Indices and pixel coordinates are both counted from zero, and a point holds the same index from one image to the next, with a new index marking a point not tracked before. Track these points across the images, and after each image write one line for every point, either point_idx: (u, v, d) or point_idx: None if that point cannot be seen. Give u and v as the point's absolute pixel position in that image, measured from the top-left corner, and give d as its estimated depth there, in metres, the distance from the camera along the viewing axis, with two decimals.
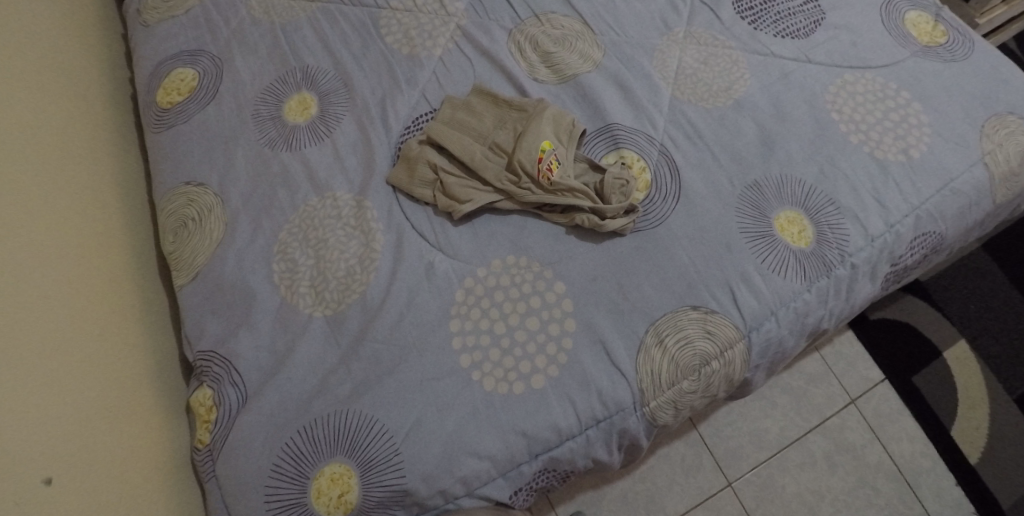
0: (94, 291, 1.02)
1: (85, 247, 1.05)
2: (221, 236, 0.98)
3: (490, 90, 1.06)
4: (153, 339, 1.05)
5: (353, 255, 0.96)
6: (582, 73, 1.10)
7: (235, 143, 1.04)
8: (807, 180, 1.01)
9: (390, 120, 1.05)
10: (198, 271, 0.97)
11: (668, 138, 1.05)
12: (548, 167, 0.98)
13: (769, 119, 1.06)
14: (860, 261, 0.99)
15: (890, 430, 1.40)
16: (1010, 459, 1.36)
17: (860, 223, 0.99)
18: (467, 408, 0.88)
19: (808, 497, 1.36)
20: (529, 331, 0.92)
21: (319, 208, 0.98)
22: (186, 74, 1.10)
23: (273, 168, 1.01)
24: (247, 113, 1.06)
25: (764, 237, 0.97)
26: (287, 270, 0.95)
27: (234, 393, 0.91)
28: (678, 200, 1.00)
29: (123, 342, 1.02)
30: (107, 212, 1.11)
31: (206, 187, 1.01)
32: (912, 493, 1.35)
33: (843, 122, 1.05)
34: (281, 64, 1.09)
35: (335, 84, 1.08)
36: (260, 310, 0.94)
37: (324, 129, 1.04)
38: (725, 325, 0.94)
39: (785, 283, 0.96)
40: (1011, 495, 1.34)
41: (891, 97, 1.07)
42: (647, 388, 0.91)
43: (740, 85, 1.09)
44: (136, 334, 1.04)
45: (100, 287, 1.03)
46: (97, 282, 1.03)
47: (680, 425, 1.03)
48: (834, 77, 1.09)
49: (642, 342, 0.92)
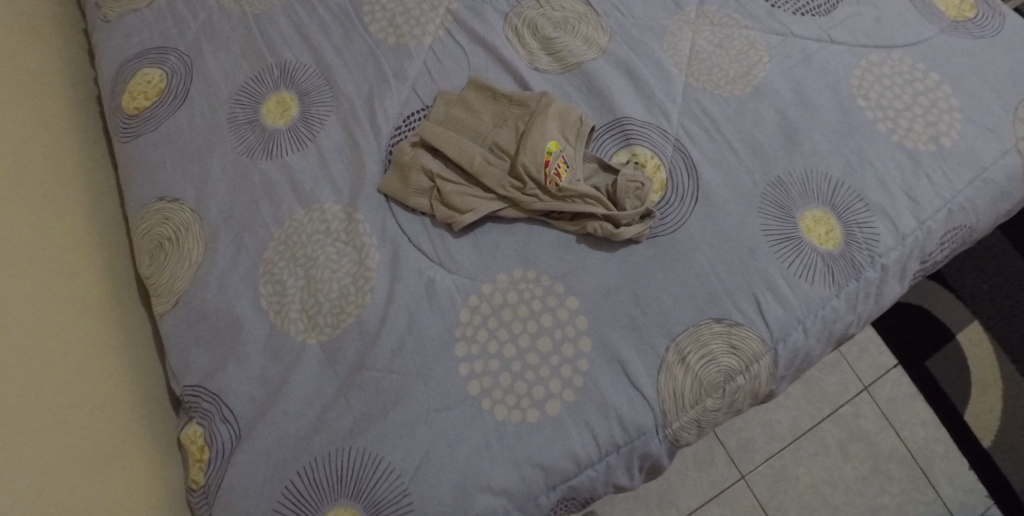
0: (74, 334, 0.95)
1: (68, 279, 0.98)
2: (201, 257, 0.90)
3: (488, 84, 0.97)
4: (137, 369, 0.98)
5: (346, 274, 0.88)
6: (588, 61, 1.01)
7: (211, 153, 0.94)
8: (833, 175, 0.94)
9: (379, 120, 0.96)
10: (178, 298, 0.89)
11: (683, 131, 0.98)
12: (555, 171, 0.90)
13: (792, 107, 0.98)
14: (891, 262, 0.93)
15: (904, 416, 1.35)
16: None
17: (891, 221, 0.93)
18: (478, 440, 0.82)
19: (822, 487, 1.32)
20: (541, 353, 0.85)
21: (305, 222, 0.90)
22: (152, 75, 1.00)
23: (254, 179, 0.92)
24: (222, 117, 0.96)
25: (789, 239, 0.91)
26: (274, 293, 0.88)
27: (226, 430, 0.84)
28: (697, 200, 0.93)
29: (102, 382, 0.95)
30: (79, 226, 1.03)
31: (182, 203, 0.93)
32: (926, 479, 1.32)
33: (870, 109, 0.98)
34: (257, 59, 0.99)
35: (318, 82, 0.98)
36: (247, 338, 0.86)
37: (308, 134, 0.95)
38: (751, 338, 0.88)
39: (812, 289, 0.90)
40: None
41: (920, 79, 1.00)
42: (669, 408, 0.86)
43: (759, 70, 1.01)
44: (116, 368, 0.97)
45: (83, 322, 0.97)
46: (79, 300, 0.98)
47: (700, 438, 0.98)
48: (859, 58, 1.01)
49: (663, 359, 0.86)
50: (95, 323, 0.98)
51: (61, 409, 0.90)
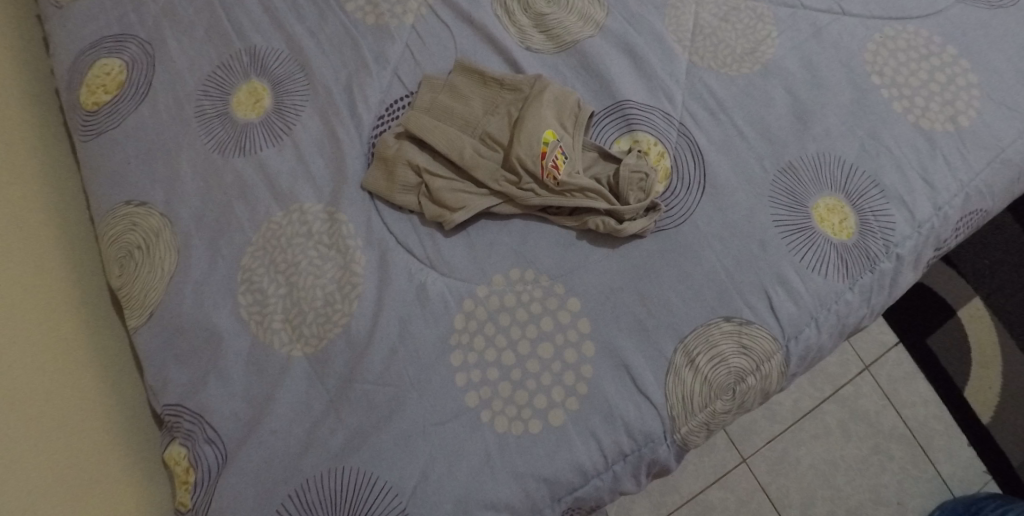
0: (48, 367, 0.90)
1: (47, 287, 0.94)
2: (173, 266, 0.83)
3: (476, 67, 0.91)
4: (115, 381, 0.93)
5: (331, 280, 0.82)
6: (584, 39, 0.95)
7: (178, 150, 0.87)
8: (846, 159, 0.90)
9: (360, 110, 0.89)
10: (151, 311, 0.83)
11: (687, 114, 0.92)
12: (553, 163, 0.84)
13: (802, 87, 0.93)
14: (906, 252, 0.88)
15: (903, 394, 1.33)
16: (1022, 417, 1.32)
17: (907, 208, 0.89)
18: (479, 454, 0.78)
19: (823, 468, 1.30)
20: (542, 360, 0.81)
21: (285, 225, 0.84)
22: (111, 65, 0.92)
23: (227, 178, 0.86)
24: (189, 110, 0.89)
25: (802, 230, 0.86)
26: (255, 302, 0.82)
27: (212, 451, 0.80)
28: (704, 190, 0.88)
29: (81, 411, 0.90)
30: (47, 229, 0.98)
31: (151, 207, 0.86)
32: (926, 457, 1.30)
33: (885, 87, 0.93)
34: (224, 45, 0.92)
35: (292, 69, 0.91)
36: (229, 352, 0.81)
37: (283, 127, 0.88)
38: (761, 337, 0.83)
39: (825, 282, 0.85)
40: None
41: (936, 54, 0.94)
42: (678, 414, 0.81)
43: (767, 46, 0.95)
44: (94, 390, 0.92)
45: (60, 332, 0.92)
46: (57, 308, 0.94)
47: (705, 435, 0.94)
48: (872, 32, 0.96)
49: (671, 362, 0.82)
50: (69, 347, 0.92)
51: (46, 453, 0.86)
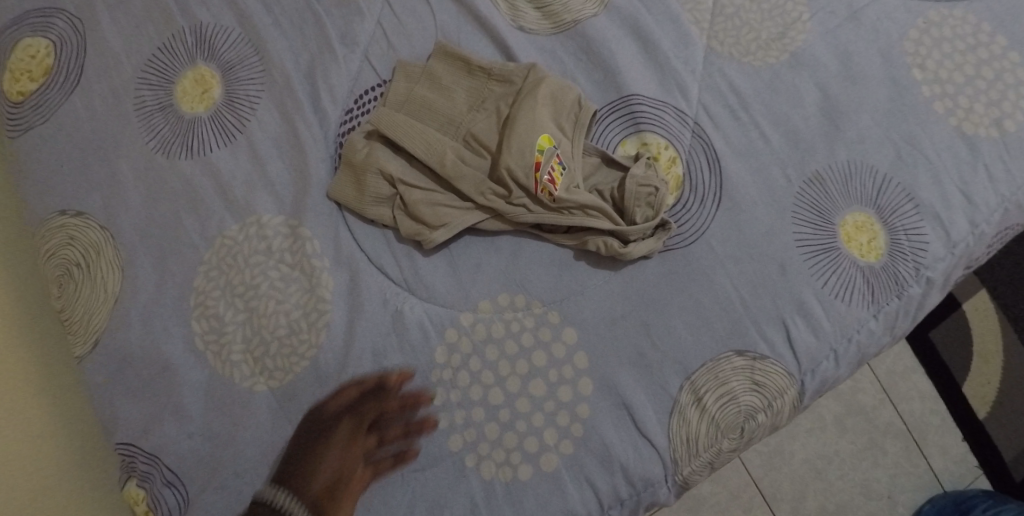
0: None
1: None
2: (117, 288, 0.75)
3: (460, 53, 0.79)
4: (58, 407, 0.84)
5: (296, 306, 0.74)
6: (586, 18, 0.83)
7: (117, 150, 0.78)
8: (879, 168, 0.80)
9: (324, 103, 0.79)
10: (95, 339, 0.74)
11: (703, 111, 0.81)
12: (550, 176, 0.73)
13: (835, 80, 0.82)
14: (938, 275, 0.80)
15: (901, 389, 1.17)
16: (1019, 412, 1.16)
17: (942, 226, 0.80)
18: (463, 503, 0.71)
19: (817, 463, 1.15)
20: (534, 399, 0.73)
21: (241, 240, 0.75)
22: (36, 47, 0.81)
23: (173, 184, 0.77)
24: (128, 102, 0.79)
25: (826, 250, 0.77)
26: (211, 331, 0.74)
27: (172, 495, 0.72)
28: (720, 202, 0.78)
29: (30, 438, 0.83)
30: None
31: (88, 217, 0.76)
32: (918, 450, 1.15)
33: (926, 83, 0.82)
34: (165, 22, 0.81)
35: (244, 51, 0.80)
36: (184, 387, 0.73)
37: (236, 123, 0.78)
38: (776, 372, 0.76)
39: (848, 311, 0.77)
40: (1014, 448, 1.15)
41: (983, 44, 0.83)
42: (681, 456, 0.74)
43: (798, 30, 0.83)
44: (45, 416, 0.83)
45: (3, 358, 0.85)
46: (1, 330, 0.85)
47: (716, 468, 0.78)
48: (915, 16, 0.84)
49: (676, 401, 0.74)
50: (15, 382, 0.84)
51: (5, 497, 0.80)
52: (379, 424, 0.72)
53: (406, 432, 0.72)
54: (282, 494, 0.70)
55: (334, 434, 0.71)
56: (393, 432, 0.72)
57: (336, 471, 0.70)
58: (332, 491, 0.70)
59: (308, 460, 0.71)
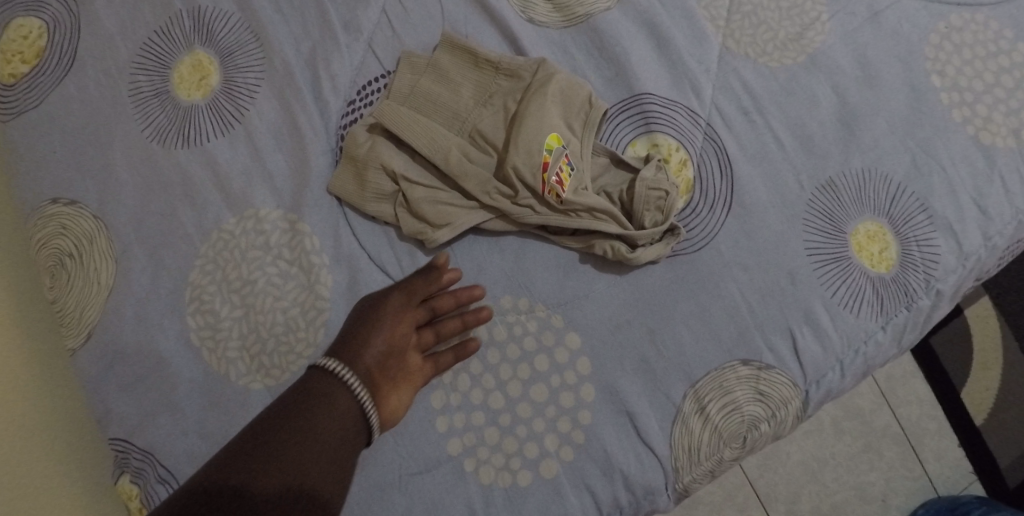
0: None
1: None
2: (111, 280, 0.74)
3: (467, 44, 0.77)
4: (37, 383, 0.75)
5: (293, 303, 0.72)
6: (599, 12, 0.81)
7: (112, 137, 0.77)
8: (894, 177, 0.78)
9: (326, 94, 0.77)
10: (88, 332, 0.73)
11: (717, 113, 0.79)
12: (557, 178, 0.71)
13: (852, 84, 0.80)
14: (949, 287, 0.77)
15: (899, 393, 1.10)
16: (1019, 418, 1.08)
17: (955, 238, 0.78)
18: (461, 507, 0.70)
19: (812, 464, 1.08)
20: (535, 404, 0.72)
21: (237, 234, 0.74)
22: (29, 27, 0.80)
23: (169, 175, 0.76)
24: (123, 87, 0.78)
25: (837, 260, 0.76)
26: (207, 327, 0.72)
27: (165, 492, 0.70)
28: (730, 207, 0.76)
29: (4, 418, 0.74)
30: None
31: (82, 207, 0.76)
32: (913, 453, 1.08)
33: (945, 90, 0.80)
34: (162, 6, 0.79)
35: (243, 37, 0.78)
36: (178, 383, 0.72)
37: (233, 112, 0.76)
38: (781, 383, 0.74)
39: (856, 322, 0.76)
40: (1011, 453, 1.08)
41: (1004, 51, 0.81)
42: (682, 465, 0.72)
43: (816, 31, 0.81)
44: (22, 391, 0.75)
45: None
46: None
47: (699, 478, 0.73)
48: (936, 20, 0.82)
49: (678, 410, 0.73)
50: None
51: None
52: (433, 315, 0.72)
53: (462, 323, 0.72)
54: (334, 363, 0.64)
55: (386, 308, 0.69)
56: (449, 325, 0.72)
57: (390, 345, 0.67)
58: (386, 367, 0.67)
59: (357, 335, 0.67)
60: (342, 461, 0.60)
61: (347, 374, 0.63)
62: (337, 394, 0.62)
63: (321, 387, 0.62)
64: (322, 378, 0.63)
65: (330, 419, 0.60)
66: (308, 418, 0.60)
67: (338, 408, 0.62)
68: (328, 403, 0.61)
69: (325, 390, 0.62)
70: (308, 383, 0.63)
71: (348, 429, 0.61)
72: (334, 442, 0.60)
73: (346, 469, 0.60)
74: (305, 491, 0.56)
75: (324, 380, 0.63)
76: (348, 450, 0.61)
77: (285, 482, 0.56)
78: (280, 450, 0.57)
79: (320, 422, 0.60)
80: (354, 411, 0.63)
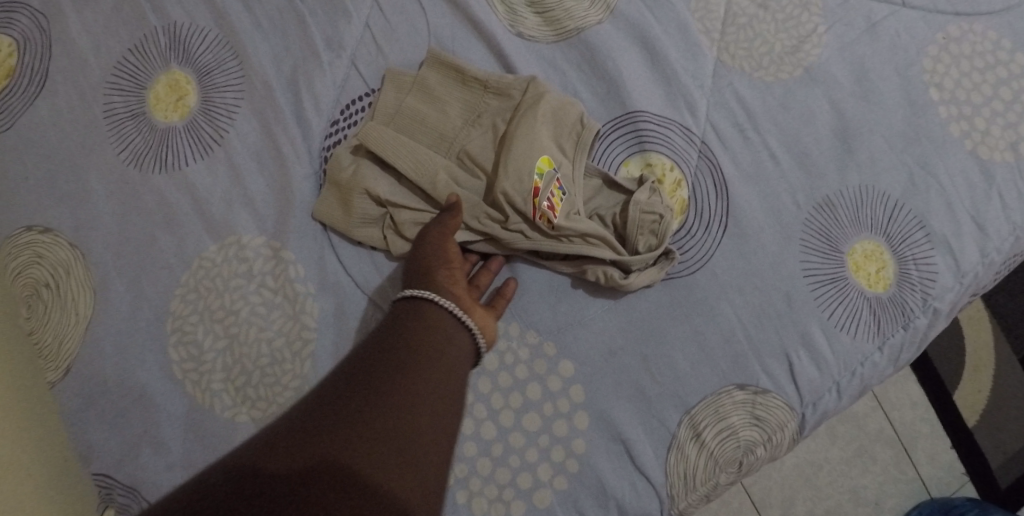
0: None
1: None
2: (89, 311, 0.71)
3: (455, 61, 0.74)
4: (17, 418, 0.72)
5: (278, 333, 0.70)
6: (589, 26, 0.78)
7: (87, 162, 0.74)
8: (892, 194, 0.76)
9: (309, 115, 0.74)
10: (67, 364, 0.71)
11: (711, 131, 0.77)
12: (549, 203, 0.69)
13: (849, 98, 0.78)
14: (946, 306, 0.75)
15: (893, 395, 1.04)
16: (1010, 418, 1.04)
17: (953, 255, 0.76)
18: None
19: (805, 469, 1.03)
20: (528, 433, 0.71)
21: (219, 262, 0.72)
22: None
23: (147, 201, 0.73)
24: (96, 108, 0.75)
25: (833, 280, 0.74)
26: (190, 359, 0.70)
27: None
28: (726, 228, 0.75)
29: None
30: None
31: (58, 235, 0.73)
32: (907, 456, 1.03)
33: (943, 103, 0.78)
34: (137, 22, 0.77)
35: (221, 54, 0.76)
36: (161, 418, 0.70)
37: (212, 134, 0.74)
38: (776, 406, 0.73)
39: (854, 343, 0.74)
40: (1004, 453, 1.03)
41: (1002, 63, 0.78)
42: (678, 492, 0.71)
43: (812, 43, 0.79)
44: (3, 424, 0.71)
45: None
46: None
47: (691, 503, 0.72)
48: (934, 30, 0.79)
49: (673, 436, 0.72)
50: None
51: None
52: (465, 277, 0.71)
53: (491, 271, 0.72)
54: (418, 290, 0.65)
55: (427, 239, 0.68)
56: (482, 276, 0.71)
57: (452, 266, 0.67)
58: (461, 282, 0.67)
59: (431, 261, 0.67)
60: (396, 442, 0.55)
61: (432, 294, 0.64)
62: (426, 319, 0.63)
63: (410, 322, 0.63)
64: (398, 339, 0.61)
65: (390, 397, 0.57)
66: (366, 395, 0.57)
67: (403, 385, 0.58)
68: (393, 378, 0.58)
69: (411, 324, 0.62)
70: (391, 330, 0.62)
71: (412, 411, 0.57)
72: (387, 420, 0.55)
73: (401, 452, 0.55)
74: (351, 465, 0.53)
75: (398, 349, 0.60)
76: (405, 432, 0.56)
77: (318, 457, 0.53)
78: (325, 424, 0.55)
79: (377, 396, 0.57)
80: (423, 391, 0.58)
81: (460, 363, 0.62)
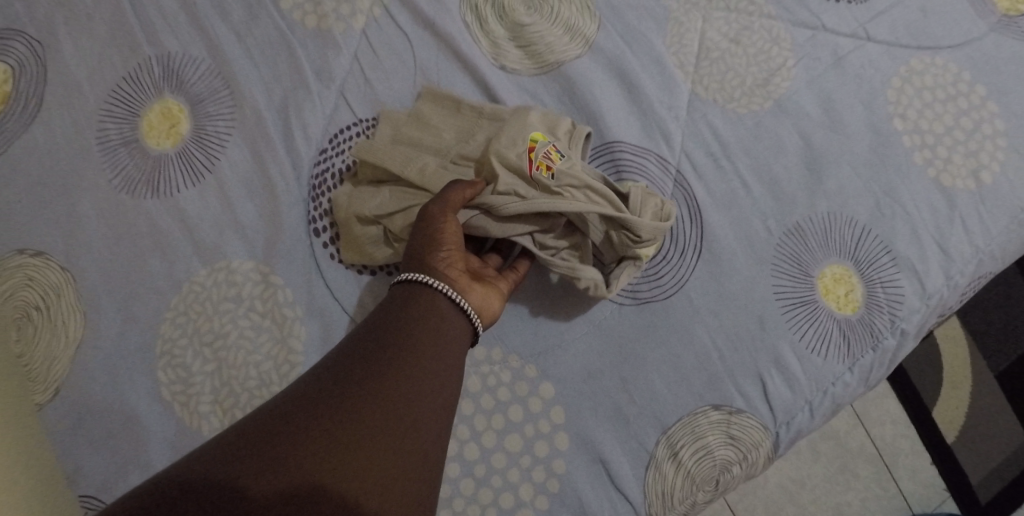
0: None
1: None
2: (79, 334, 0.73)
3: (443, 91, 0.77)
4: None
5: (266, 356, 0.72)
6: (568, 59, 0.81)
7: (80, 189, 0.76)
8: (859, 220, 0.79)
9: (298, 144, 0.77)
10: (55, 387, 0.72)
11: (686, 159, 0.80)
12: (546, 156, 0.70)
13: (818, 128, 0.81)
14: (912, 327, 0.78)
15: (873, 413, 1.06)
16: (986, 434, 1.07)
17: (918, 278, 0.78)
18: None
19: (789, 486, 1.04)
20: (510, 454, 0.73)
21: (209, 286, 0.74)
22: None
23: (139, 226, 0.75)
24: (90, 136, 0.77)
25: (804, 303, 0.77)
26: (178, 381, 0.72)
27: None
28: (700, 254, 0.78)
29: None
30: None
31: (49, 258, 0.75)
32: (888, 472, 1.05)
33: (908, 133, 0.81)
34: (131, 52, 0.79)
35: (214, 84, 0.78)
36: (150, 440, 0.71)
37: (204, 161, 0.76)
38: (752, 426, 0.75)
39: (825, 364, 0.76)
40: (982, 469, 1.06)
41: (964, 94, 0.81)
42: (656, 510, 0.73)
43: (782, 77, 0.83)
44: None
45: None
46: None
47: None
48: (897, 64, 0.83)
49: (652, 455, 0.74)
50: None
51: None
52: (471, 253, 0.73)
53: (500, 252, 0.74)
54: (413, 273, 0.66)
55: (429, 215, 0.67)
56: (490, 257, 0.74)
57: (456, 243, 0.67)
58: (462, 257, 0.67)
59: (429, 241, 0.66)
60: (385, 453, 0.55)
61: (428, 279, 0.65)
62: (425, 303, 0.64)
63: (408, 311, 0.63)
64: (395, 339, 0.61)
65: (378, 403, 0.57)
66: (362, 401, 0.57)
67: (398, 392, 0.58)
68: (380, 381, 0.58)
69: (405, 309, 0.64)
70: (389, 327, 0.62)
71: (400, 419, 0.57)
72: (387, 432, 0.56)
73: (385, 462, 0.55)
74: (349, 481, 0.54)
75: (389, 349, 0.60)
76: (390, 441, 0.56)
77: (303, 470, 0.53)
78: (308, 426, 0.55)
79: (363, 401, 0.57)
80: (415, 399, 0.58)
81: (457, 347, 0.64)
